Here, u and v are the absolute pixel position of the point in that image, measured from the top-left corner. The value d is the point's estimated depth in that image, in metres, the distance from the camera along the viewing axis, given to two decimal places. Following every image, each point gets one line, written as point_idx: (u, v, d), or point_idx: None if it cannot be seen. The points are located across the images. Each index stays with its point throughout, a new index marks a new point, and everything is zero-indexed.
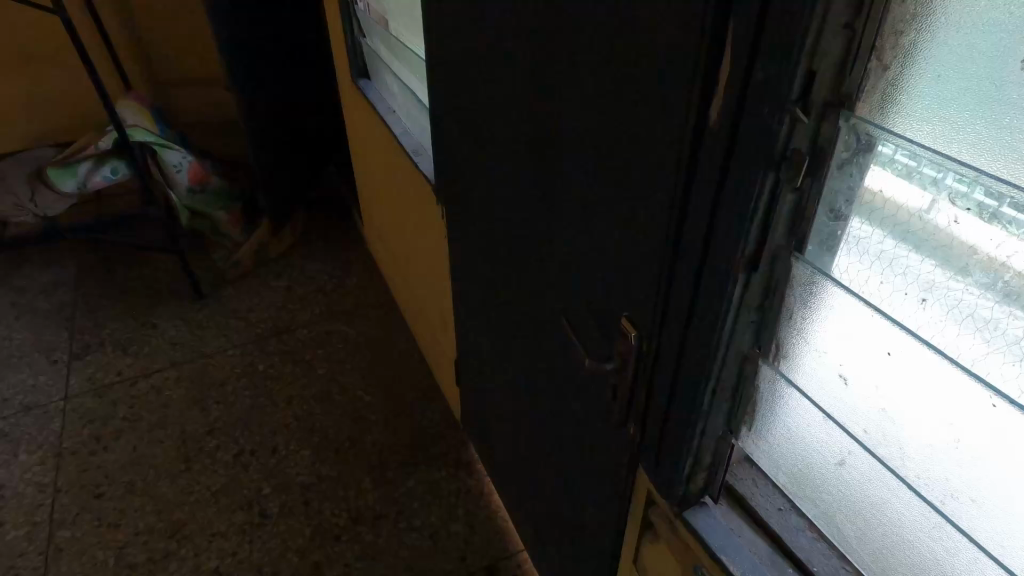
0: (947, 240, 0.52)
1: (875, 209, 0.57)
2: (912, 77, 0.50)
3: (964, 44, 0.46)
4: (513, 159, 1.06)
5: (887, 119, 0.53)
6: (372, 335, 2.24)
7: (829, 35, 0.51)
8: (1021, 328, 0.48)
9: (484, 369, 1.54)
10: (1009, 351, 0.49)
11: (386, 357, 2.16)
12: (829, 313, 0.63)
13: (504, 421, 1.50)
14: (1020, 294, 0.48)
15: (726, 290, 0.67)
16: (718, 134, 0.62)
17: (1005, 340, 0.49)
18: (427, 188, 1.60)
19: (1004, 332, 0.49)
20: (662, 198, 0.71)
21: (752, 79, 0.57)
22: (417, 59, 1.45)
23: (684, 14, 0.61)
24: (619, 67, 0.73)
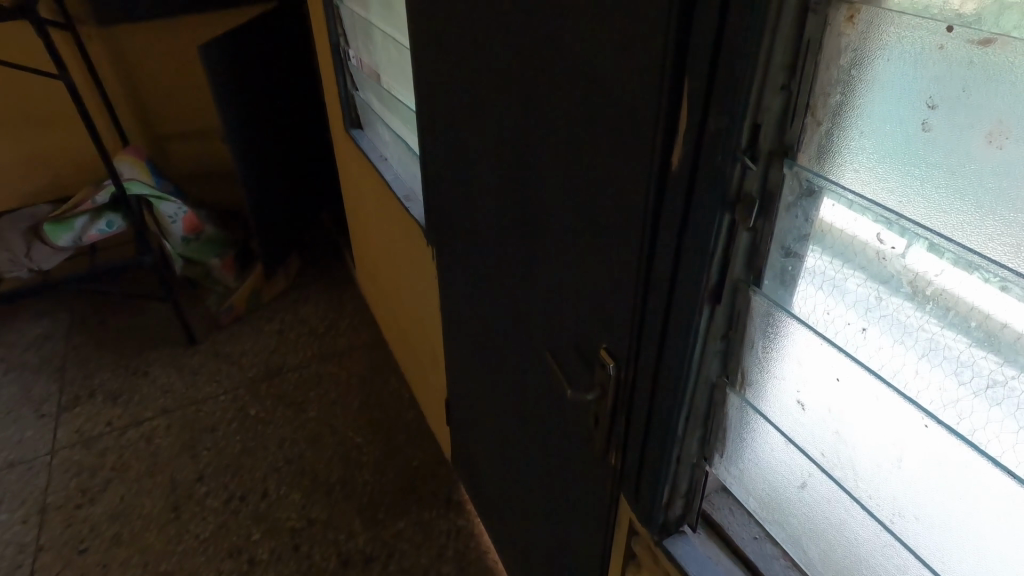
0: (881, 276, 0.57)
1: (819, 247, 0.62)
2: (841, 132, 0.56)
3: (879, 106, 0.52)
4: (496, 203, 1.12)
5: (822, 168, 0.59)
6: (363, 376, 2.27)
7: (769, 94, 0.58)
8: (945, 354, 0.53)
9: (472, 407, 1.57)
10: (940, 376, 0.54)
11: (377, 397, 2.19)
12: (786, 341, 0.68)
13: (492, 458, 1.53)
14: (942, 326, 0.53)
15: (693, 321, 0.72)
16: (679, 179, 0.68)
17: (933, 366, 0.54)
18: (417, 230, 1.66)
19: (933, 358, 0.54)
20: (632, 237, 0.77)
21: (705, 128, 0.63)
22: (407, 110, 1.52)
23: (643, 70, 0.67)
24: (588, 116, 0.79)
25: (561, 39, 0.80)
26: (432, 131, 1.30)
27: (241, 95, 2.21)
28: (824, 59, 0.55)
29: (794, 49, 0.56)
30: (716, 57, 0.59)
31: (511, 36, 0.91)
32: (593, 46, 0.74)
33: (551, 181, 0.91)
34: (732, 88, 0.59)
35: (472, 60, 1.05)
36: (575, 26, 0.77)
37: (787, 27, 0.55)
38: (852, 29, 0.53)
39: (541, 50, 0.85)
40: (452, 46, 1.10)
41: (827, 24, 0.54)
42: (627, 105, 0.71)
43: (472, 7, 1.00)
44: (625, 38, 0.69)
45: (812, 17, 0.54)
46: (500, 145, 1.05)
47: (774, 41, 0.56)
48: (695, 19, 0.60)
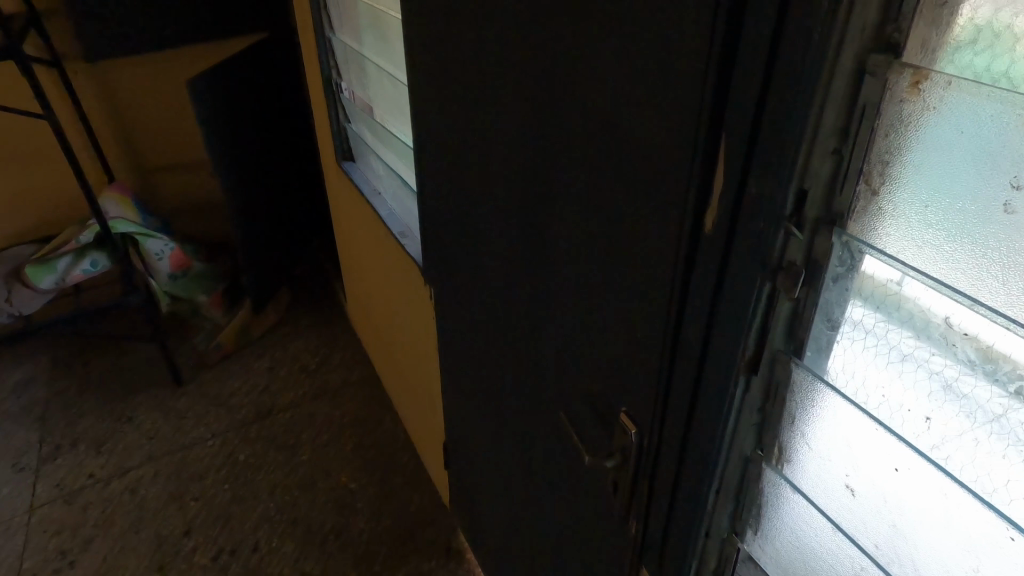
0: (948, 363, 0.52)
1: (873, 324, 0.57)
2: (901, 204, 0.52)
3: (950, 180, 0.48)
4: (505, 253, 1.07)
5: (877, 240, 0.54)
6: (357, 414, 2.20)
7: (818, 160, 0.53)
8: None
9: (475, 456, 1.51)
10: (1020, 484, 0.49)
11: (372, 436, 2.11)
12: (832, 422, 0.63)
13: (496, 510, 1.46)
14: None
15: (727, 394, 0.67)
16: (713, 245, 0.62)
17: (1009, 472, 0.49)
18: (415, 268, 1.59)
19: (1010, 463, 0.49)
20: (657, 302, 0.71)
21: (745, 192, 0.58)
22: (404, 145, 1.47)
23: (673, 128, 0.62)
24: (610, 173, 0.74)
25: (579, 91, 0.75)
26: (436, 174, 1.25)
27: (231, 126, 2.16)
28: (882, 124, 0.51)
29: (847, 111, 0.52)
30: (759, 118, 0.54)
31: (524, 84, 0.87)
32: (614, 100, 0.69)
33: (569, 235, 0.86)
34: (777, 152, 0.54)
35: (481, 104, 1.00)
36: (596, 78, 0.72)
37: (840, 89, 0.50)
38: (917, 97, 0.49)
39: (557, 99, 0.80)
40: (459, 88, 1.05)
41: (888, 87, 0.50)
42: (653, 163, 0.66)
43: (483, 53, 0.95)
44: (651, 94, 0.64)
45: (869, 79, 0.50)
46: (512, 195, 0.99)
47: (826, 103, 0.51)
48: (734, 79, 0.55)
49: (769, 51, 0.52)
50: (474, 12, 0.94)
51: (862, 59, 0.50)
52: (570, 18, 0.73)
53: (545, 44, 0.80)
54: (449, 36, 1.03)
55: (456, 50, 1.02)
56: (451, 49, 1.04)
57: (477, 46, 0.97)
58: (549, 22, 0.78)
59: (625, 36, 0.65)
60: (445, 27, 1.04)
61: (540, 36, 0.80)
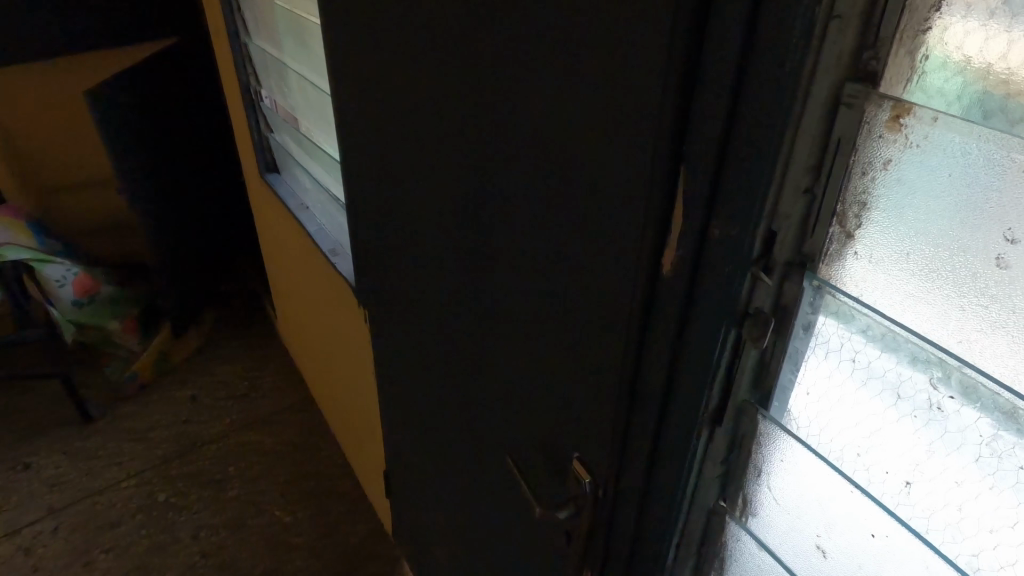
0: (931, 426, 0.48)
1: (846, 376, 0.52)
2: (879, 249, 0.47)
3: (934, 227, 0.44)
4: (443, 282, 0.99)
5: (851, 286, 0.50)
6: (291, 441, 2.07)
7: (788, 199, 0.49)
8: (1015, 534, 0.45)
9: (418, 488, 1.42)
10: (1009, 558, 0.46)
11: (308, 464, 2.00)
12: (801, 479, 0.58)
13: (442, 546, 1.38)
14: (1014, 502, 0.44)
15: (689, 448, 0.61)
16: (672, 289, 0.56)
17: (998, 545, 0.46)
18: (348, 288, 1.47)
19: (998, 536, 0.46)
20: (609, 347, 0.64)
21: (708, 232, 0.52)
22: (331, 159, 1.36)
23: (620, 160, 0.55)
24: (553, 204, 0.66)
25: (515, 114, 0.68)
26: (365, 194, 1.16)
27: (139, 137, 1.99)
28: (859, 162, 0.46)
29: (819, 145, 0.47)
30: (722, 153, 0.48)
31: (454, 103, 0.79)
32: (553, 127, 0.62)
33: (510, 268, 0.79)
34: (745, 190, 0.48)
35: (409, 121, 0.92)
36: (533, 101, 0.64)
37: (813, 122, 0.46)
38: (897, 136, 0.44)
39: (491, 120, 0.72)
40: (385, 103, 0.97)
41: (866, 121, 0.45)
42: (602, 197, 0.59)
43: (410, 69, 0.88)
44: (595, 122, 0.57)
45: (844, 111, 0.45)
46: (448, 221, 0.92)
47: (798, 135, 0.46)
48: (693, 108, 0.49)
49: (731, 79, 0.46)
50: (397, 25, 0.86)
51: (837, 87, 0.45)
52: (500, 35, 0.66)
53: (475, 61, 0.72)
54: (370, 46, 0.95)
55: (379, 61, 0.94)
56: (373, 60, 0.96)
57: (401, 62, 0.89)
58: (478, 37, 0.70)
59: (563, 56, 0.58)
60: (366, 36, 0.95)
61: (468, 52, 0.73)
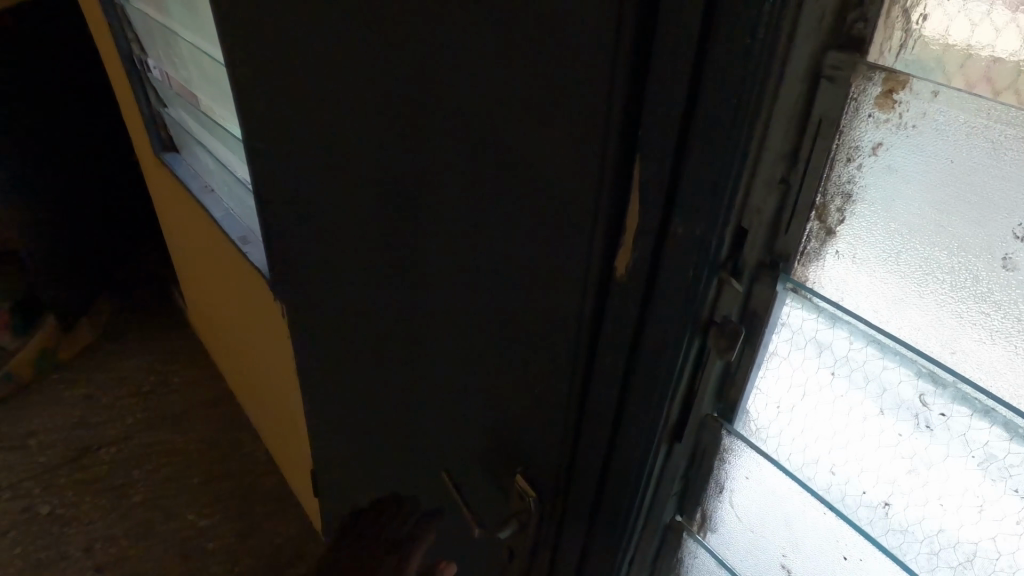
0: (916, 445, 0.43)
1: (819, 387, 0.47)
2: (864, 247, 0.41)
3: (930, 222, 0.38)
4: (359, 278, 0.90)
5: (829, 289, 0.44)
6: (206, 439, 1.93)
7: (761, 192, 0.42)
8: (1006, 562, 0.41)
9: (346, 490, 1.33)
10: None
11: (225, 462, 1.86)
12: (765, 497, 0.53)
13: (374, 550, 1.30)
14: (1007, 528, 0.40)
15: (645, 467, 0.55)
16: (629, 296, 0.49)
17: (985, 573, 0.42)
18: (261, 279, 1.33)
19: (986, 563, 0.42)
20: (553, 358, 0.57)
21: (668, 231, 0.45)
22: (233, 138, 1.21)
23: (564, 146, 0.47)
24: (485, 197, 0.58)
25: (436, 92, 0.58)
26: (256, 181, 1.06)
27: None
28: (843, 146, 0.40)
29: (796, 126, 0.40)
30: (684, 137, 0.41)
31: (363, 78, 0.68)
32: (479, 109, 0.53)
33: (437, 267, 0.70)
34: (712, 182, 0.41)
35: (311, 98, 0.80)
36: (456, 77, 0.55)
37: (791, 101, 0.39)
38: (889, 116, 0.38)
39: (407, 99, 0.62)
40: (282, 77, 0.84)
41: (855, 97, 0.39)
42: (543, 190, 0.51)
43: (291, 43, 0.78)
44: (532, 102, 0.48)
45: (825, 85, 0.39)
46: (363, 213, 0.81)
47: (773, 115, 0.39)
48: (649, 83, 0.41)
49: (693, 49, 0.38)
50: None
51: (818, 56, 0.38)
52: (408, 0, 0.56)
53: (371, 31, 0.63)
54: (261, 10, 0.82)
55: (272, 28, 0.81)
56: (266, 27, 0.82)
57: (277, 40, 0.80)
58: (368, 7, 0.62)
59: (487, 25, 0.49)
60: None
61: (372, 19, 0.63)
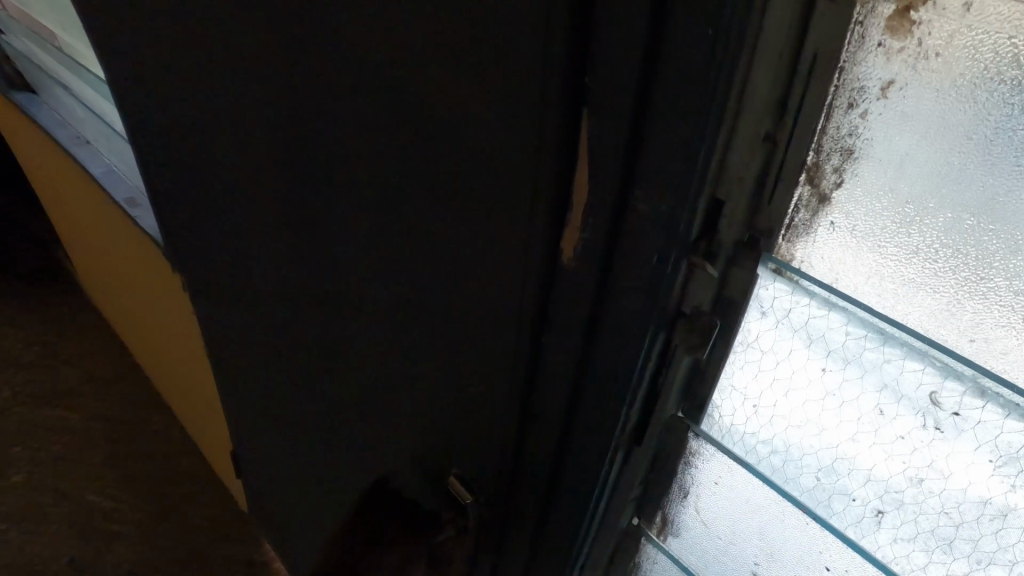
0: (920, 449, 0.36)
1: (804, 382, 0.39)
2: (868, 216, 0.33)
3: (958, 182, 0.30)
4: (254, 251, 0.78)
5: (821, 269, 0.36)
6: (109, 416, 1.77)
7: (742, 153, 0.33)
8: None
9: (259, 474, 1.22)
10: None
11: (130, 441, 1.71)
12: (736, 501, 0.46)
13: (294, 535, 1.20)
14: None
15: (601, 472, 0.48)
16: (582, 281, 0.41)
17: None
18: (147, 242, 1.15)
19: None
20: (491, 350, 0.49)
21: (629, 203, 0.37)
22: (93, 73, 1.02)
23: (503, 95, 0.38)
24: (407, 160, 0.47)
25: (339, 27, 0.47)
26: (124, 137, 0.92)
27: None
28: (845, 86, 0.31)
29: (786, 68, 0.31)
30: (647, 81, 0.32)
31: (244, 9, 0.55)
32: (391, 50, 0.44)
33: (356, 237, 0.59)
34: (683, 139, 0.33)
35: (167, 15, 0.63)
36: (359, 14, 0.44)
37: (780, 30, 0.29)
38: (905, 44, 0.29)
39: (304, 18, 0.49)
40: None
41: (861, 22, 0.29)
42: (477, 151, 0.41)
43: None
44: (458, 37, 0.38)
45: (825, 8, 0.29)
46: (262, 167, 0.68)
47: (758, 53, 0.30)
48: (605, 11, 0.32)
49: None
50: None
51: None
52: None
53: None
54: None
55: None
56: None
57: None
58: None
59: None
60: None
61: None
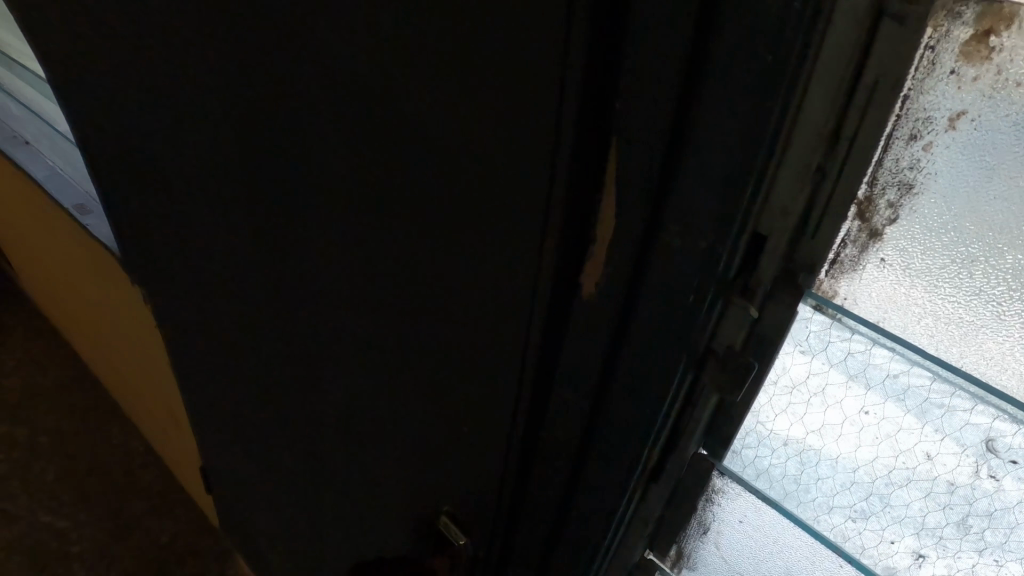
0: (970, 492, 0.34)
1: (846, 416, 0.37)
2: (926, 254, 0.30)
3: None
4: (229, 269, 0.73)
5: (867, 308, 0.33)
6: (61, 425, 1.66)
7: (785, 186, 0.30)
8: None
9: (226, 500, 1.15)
10: None
11: (84, 454, 1.61)
12: (762, 532, 0.45)
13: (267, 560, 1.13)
14: None
15: (616, 511, 0.45)
16: (599, 317, 0.38)
17: None
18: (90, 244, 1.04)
19: None
20: (488, 388, 0.45)
21: (657, 236, 0.34)
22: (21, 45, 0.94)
23: (507, 120, 0.34)
24: (399, 180, 0.43)
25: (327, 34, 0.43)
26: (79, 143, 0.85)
27: None
28: (907, 116, 0.28)
29: (840, 97, 0.28)
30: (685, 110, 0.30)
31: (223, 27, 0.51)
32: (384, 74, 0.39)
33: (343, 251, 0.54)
34: (725, 175, 0.30)
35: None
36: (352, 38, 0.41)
37: (837, 50, 0.26)
38: (981, 71, 0.26)
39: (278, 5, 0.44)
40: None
41: (932, 41, 0.26)
42: (476, 178, 0.37)
43: None
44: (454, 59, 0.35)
45: (890, 27, 0.26)
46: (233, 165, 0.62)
47: (813, 75, 0.27)
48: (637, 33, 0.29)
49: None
50: None
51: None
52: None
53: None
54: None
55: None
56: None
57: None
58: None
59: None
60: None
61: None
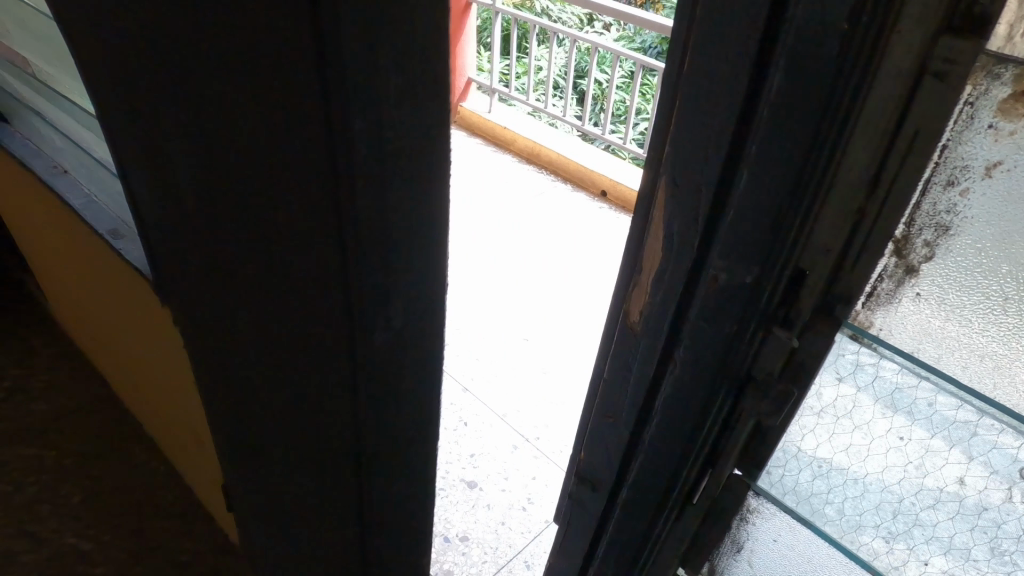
0: (1001, 521, 0.35)
1: (878, 441, 0.39)
2: (962, 292, 0.32)
3: None
4: None
5: (904, 339, 0.35)
6: None
7: (827, 227, 0.32)
8: None
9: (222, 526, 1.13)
10: None
11: None
12: (798, 551, 0.47)
13: None
14: None
15: (652, 520, 0.48)
16: (644, 339, 0.41)
17: None
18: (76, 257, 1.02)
19: None
20: None
21: (703, 269, 0.36)
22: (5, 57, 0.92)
23: None
24: None
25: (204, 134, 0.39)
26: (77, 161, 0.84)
27: None
28: (945, 163, 0.30)
29: (881, 147, 0.29)
30: (734, 153, 0.33)
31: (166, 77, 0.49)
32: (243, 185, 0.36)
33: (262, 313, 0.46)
34: (773, 214, 0.33)
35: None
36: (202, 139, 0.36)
37: (876, 101, 0.28)
38: (1016, 126, 0.27)
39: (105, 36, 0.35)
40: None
41: (973, 95, 0.28)
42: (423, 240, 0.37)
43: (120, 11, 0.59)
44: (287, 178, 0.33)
45: (931, 83, 0.27)
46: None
47: (857, 124, 0.29)
48: (693, 83, 0.33)
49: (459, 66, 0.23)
50: None
51: (927, 48, 0.26)
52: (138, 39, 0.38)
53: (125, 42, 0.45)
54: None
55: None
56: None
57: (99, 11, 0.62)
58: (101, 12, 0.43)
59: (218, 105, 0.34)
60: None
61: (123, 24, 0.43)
